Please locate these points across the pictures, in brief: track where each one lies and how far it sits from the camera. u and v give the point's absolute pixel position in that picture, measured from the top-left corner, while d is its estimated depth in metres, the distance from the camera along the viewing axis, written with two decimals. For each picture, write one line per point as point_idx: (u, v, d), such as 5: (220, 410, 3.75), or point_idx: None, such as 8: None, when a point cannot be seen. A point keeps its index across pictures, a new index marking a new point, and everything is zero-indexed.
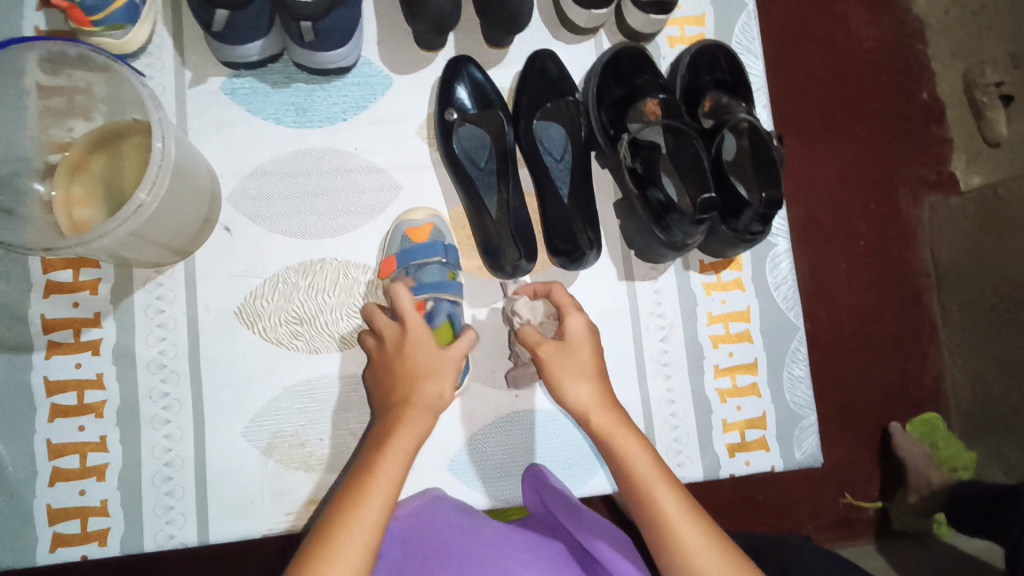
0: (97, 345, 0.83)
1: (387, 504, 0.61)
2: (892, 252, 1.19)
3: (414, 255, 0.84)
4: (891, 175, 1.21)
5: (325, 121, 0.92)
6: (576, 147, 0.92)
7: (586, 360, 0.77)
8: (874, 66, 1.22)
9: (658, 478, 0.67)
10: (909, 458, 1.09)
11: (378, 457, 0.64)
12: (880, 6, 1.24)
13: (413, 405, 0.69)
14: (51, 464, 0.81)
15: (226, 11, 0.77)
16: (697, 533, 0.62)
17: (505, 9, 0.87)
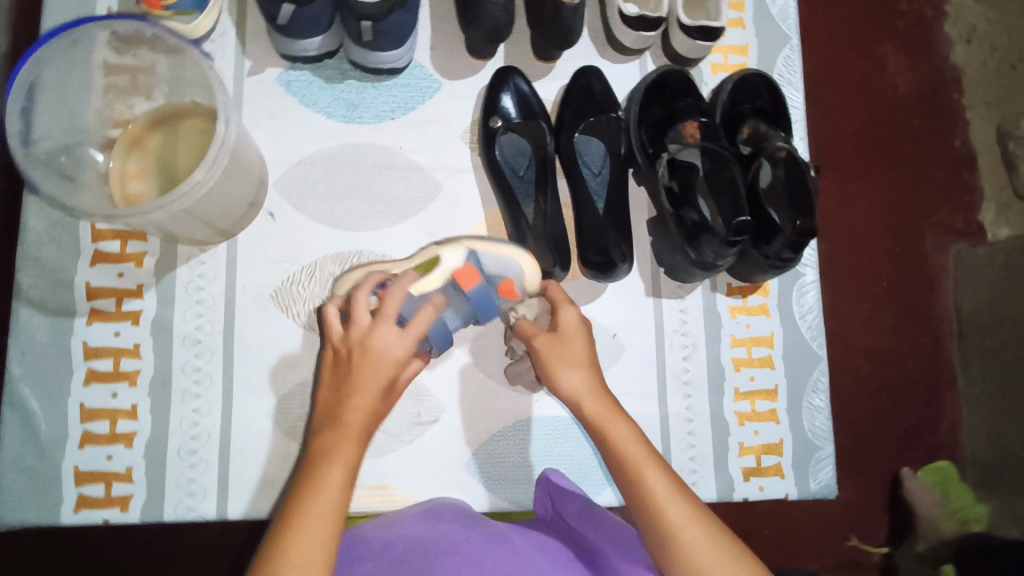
0: (137, 315, 0.86)
1: (341, 489, 0.62)
2: (915, 297, 1.19)
3: (480, 299, 0.82)
4: (920, 220, 1.22)
5: (373, 119, 0.95)
6: (615, 162, 0.94)
7: (580, 355, 0.77)
8: (908, 110, 1.24)
9: (650, 460, 0.68)
10: (920, 507, 1.09)
11: (322, 466, 0.63)
12: (921, 52, 1.25)
13: (357, 412, 0.67)
14: (81, 428, 0.83)
15: (293, 7, 0.81)
16: (687, 515, 0.63)
17: (558, 23, 0.91)
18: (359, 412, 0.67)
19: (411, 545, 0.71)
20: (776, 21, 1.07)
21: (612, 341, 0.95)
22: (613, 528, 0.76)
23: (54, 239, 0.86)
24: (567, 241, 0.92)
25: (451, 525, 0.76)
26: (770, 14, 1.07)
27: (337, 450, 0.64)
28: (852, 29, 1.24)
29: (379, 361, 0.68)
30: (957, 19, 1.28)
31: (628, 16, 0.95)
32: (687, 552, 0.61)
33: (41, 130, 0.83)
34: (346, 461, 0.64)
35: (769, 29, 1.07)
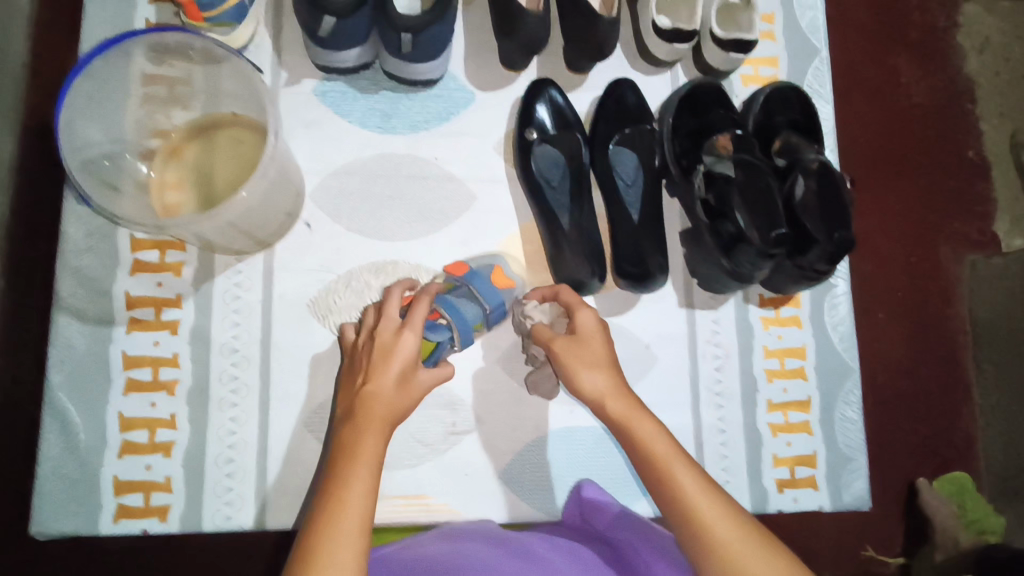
0: (176, 325, 0.86)
1: (370, 485, 0.62)
2: (930, 307, 1.19)
3: (478, 282, 0.86)
4: (935, 231, 1.22)
5: (407, 129, 0.95)
6: (648, 174, 0.95)
7: (596, 356, 0.78)
8: (923, 121, 1.25)
9: (677, 456, 0.67)
10: (936, 517, 1.08)
11: (347, 466, 0.63)
12: (934, 64, 1.26)
13: (381, 410, 0.68)
14: (120, 437, 0.83)
15: (334, 18, 0.83)
16: (721, 509, 0.63)
17: (594, 35, 0.91)
18: (382, 407, 0.68)
19: (439, 559, 0.70)
20: (806, 33, 1.08)
21: (645, 351, 0.95)
22: (643, 537, 0.76)
23: (94, 249, 0.86)
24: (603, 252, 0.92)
25: (476, 544, 0.74)
26: (800, 27, 1.08)
27: (362, 448, 0.65)
28: (871, 38, 1.24)
29: (390, 357, 0.71)
30: (970, 31, 1.29)
31: (662, 29, 0.95)
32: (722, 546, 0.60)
33: (83, 139, 0.84)
34: (371, 459, 0.64)
35: (799, 42, 1.07)
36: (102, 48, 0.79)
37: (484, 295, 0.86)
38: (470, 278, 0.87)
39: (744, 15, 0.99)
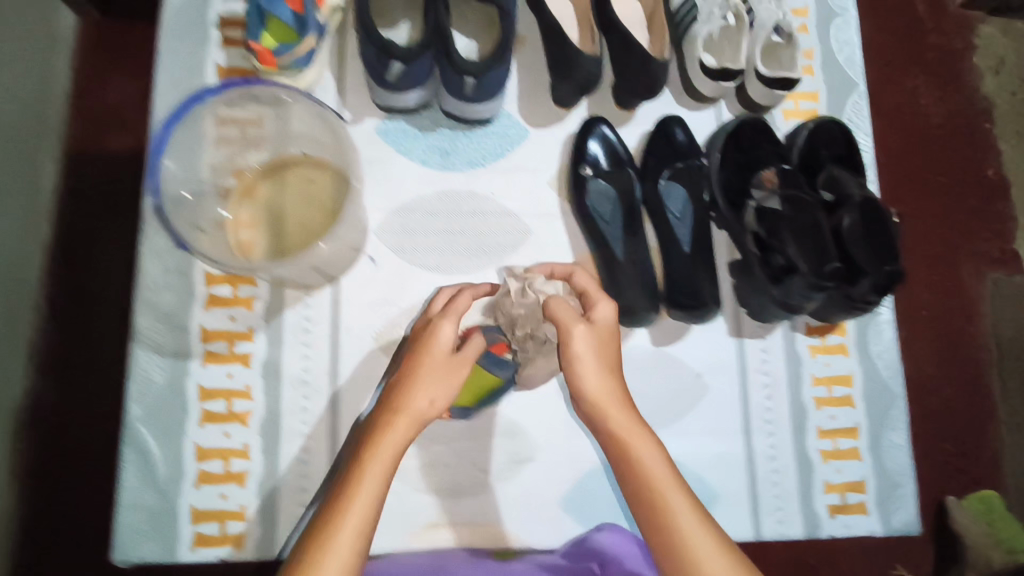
0: (248, 358, 0.90)
1: (376, 497, 0.64)
2: (953, 324, 1.23)
3: None
4: (955, 250, 1.26)
5: (466, 166, 0.99)
6: (697, 208, 0.98)
7: (601, 356, 0.74)
8: (941, 140, 1.29)
9: (672, 483, 0.67)
10: (967, 536, 1.11)
11: (360, 466, 0.65)
12: (948, 83, 1.31)
13: (411, 407, 0.69)
14: (197, 467, 0.86)
15: (401, 63, 0.87)
16: (707, 547, 0.63)
17: (647, 75, 0.95)
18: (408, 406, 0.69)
19: None
20: (844, 67, 1.11)
21: (698, 380, 0.98)
22: None
23: (173, 284, 0.90)
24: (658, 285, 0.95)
25: None
26: (838, 61, 1.11)
27: (370, 460, 0.65)
28: (886, 62, 1.30)
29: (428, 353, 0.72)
30: (986, 51, 1.34)
31: (707, 67, 0.99)
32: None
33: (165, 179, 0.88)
34: (388, 459, 0.66)
35: (838, 76, 1.11)
36: (196, 98, 0.88)
37: None
38: None
39: (786, 53, 1.02)
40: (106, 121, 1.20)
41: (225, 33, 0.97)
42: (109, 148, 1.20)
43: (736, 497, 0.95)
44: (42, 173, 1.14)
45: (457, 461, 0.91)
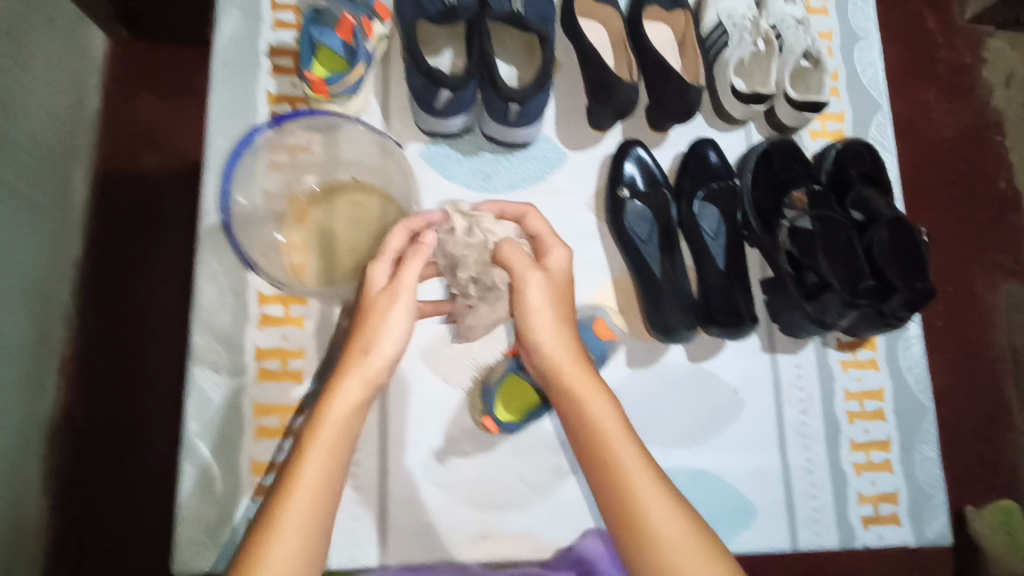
0: (301, 375, 0.93)
1: (334, 454, 0.66)
2: (971, 334, 1.38)
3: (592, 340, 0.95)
4: (969, 262, 1.43)
5: (507, 188, 1.02)
6: (731, 229, 1.02)
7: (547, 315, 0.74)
8: (954, 151, 1.48)
9: (621, 438, 0.69)
10: (986, 542, 1.20)
11: (315, 424, 0.67)
12: (961, 98, 1.51)
13: (364, 360, 0.70)
14: (254, 481, 0.89)
15: (449, 91, 0.90)
16: (652, 500, 0.65)
17: (682, 100, 0.99)
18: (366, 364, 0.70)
19: None
20: (869, 89, 1.15)
21: (735, 396, 1.01)
22: None
23: (230, 304, 0.94)
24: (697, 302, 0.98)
25: None
26: (863, 83, 1.15)
27: (325, 425, 0.67)
28: (899, 86, 1.50)
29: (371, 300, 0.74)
30: (995, 66, 1.54)
31: (739, 91, 1.02)
32: (648, 537, 0.63)
33: (232, 204, 0.92)
34: (344, 415, 0.68)
35: (863, 97, 1.14)
36: (254, 135, 0.93)
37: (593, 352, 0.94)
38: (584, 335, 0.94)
39: (815, 76, 1.06)
40: (137, 143, 1.40)
41: (275, 62, 1.01)
42: (140, 165, 1.39)
43: (773, 509, 0.98)
44: (75, 185, 1.32)
45: (502, 475, 0.94)
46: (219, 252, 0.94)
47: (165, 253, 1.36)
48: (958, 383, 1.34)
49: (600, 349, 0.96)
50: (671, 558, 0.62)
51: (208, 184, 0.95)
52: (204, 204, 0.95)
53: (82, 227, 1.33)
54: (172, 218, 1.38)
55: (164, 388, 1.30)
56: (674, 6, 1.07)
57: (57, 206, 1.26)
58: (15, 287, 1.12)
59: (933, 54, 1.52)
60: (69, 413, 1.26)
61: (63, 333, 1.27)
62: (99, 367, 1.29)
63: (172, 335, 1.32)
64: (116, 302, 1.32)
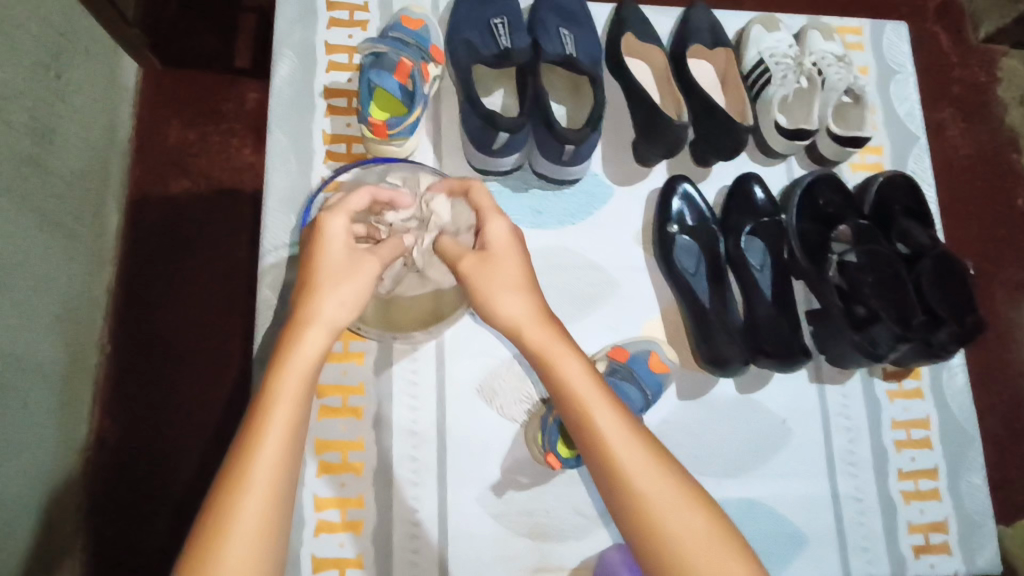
0: (360, 411, 0.94)
1: (297, 407, 0.62)
2: (993, 351, 1.41)
3: (646, 374, 0.95)
4: (991, 278, 1.45)
5: (556, 224, 1.04)
6: (778, 262, 1.03)
7: (501, 270, 0.73)
8: (970, 169, 1.51)
9: (577, 373, 0.67)
10: None
11: (275, 376, 0.63)
12: (975, 117, 1.55)
13: (321, 315, 0.67)
14: (316, 517, 0.90)
15: (506, 134, 0.94)
16: (619, 432, 0.64)
17: (732, 140, 1.01)
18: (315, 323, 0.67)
19: None
20: (906, 123, 1.17)
21: (783, 426, 1.02)
22: None
23: None
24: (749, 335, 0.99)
25: None
26: (899, 116, 1.17)
27: (290, 385, 0.63)
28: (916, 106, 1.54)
29: (329, 253, 0.70)
30: (1008, 84, 1.59)
31: (781, 126, 1.04)
32: (615, 466, 0.62)
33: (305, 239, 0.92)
34: (304, 370, 0.64)
35: (900, 129, 1.16)
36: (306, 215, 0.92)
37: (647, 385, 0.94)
38: (637, 369, 0.94)
39: (856, 112, 1.08)
40: (167, 169, 1.42)
41: (330, 102, 1.03)
42: (169, 191, 1.41)
43: (823, 538, 0.99)
44: (109, 214, 1.34)
45: (558, 507, 0.95)
46: (279, 289, 0.96)
47: (193, 275, 1.37)
48: (986, 401, 1.37)
49: (653, 382, 0.95)
50: (639, 487, 0.62)
51: (269, 223, 0.98)
52: (265, 242, 0.97)
53: (114, 255, 1.35)
54: (198, 241, 1.39)
55: (192, 411, 1.30)
56: (715, 44, 1.10)
57: (92, 235, 1.28)
58: (53, 311, 1.14)
59: (948, 74, 1.58)
60: (101, 436, 1.27)
61: (97, 358, 1.29)
62: (130, 391, 1.30)
63: (200, 357, 1.32)
64: (146, 324, 1.33)
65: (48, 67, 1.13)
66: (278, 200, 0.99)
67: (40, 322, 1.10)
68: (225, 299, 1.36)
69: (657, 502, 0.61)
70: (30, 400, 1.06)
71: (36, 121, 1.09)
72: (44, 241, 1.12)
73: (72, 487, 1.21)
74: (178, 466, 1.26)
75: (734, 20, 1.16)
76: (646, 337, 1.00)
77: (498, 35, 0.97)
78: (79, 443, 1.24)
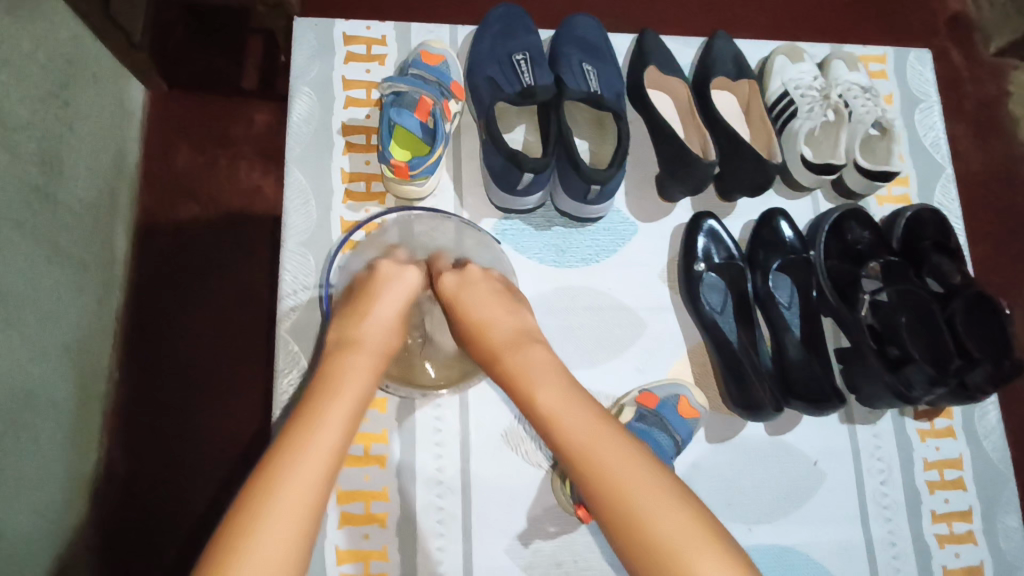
0: (384, 459, 0.92)
1: (343, 403, 0.68)
2: None
3: (677, 421, 0.93)
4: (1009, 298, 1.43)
5: (580, 262, 1.02)
6: (806, 301, 1.01)
7: (486, 293, 0.83)
8: (983, 186, 1.48)
9: (553, 385, 0.71)
10: None
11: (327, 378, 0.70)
12: (987, 131, 1.53)
13: (370, 331, 0.77)
14: (340, 570, 0.88)
15: (533, 174, 0.90)
16: (599, 433, 0.66)
17: (759, 175, 0.98)
18: (370, 342, 0.76)
19: None
20: (931, 152, 1.15)
21: (814, 468, 1.00)
22: None
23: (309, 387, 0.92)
24: (781, 379, 0.97)
25: None
26: (924, 146, 1.15)
27: (320, 416, 0.66)
28: None
29: (387, 282, 0.83)
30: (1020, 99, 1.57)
31: (808, 160, 1.02)
32: (598, 464, 0.64)
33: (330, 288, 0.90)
34: (354, 375, 0.71)
35: (925, 159, 1.14)
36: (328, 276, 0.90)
37: (679, 432, 0.93)
38: (667, 415, 0.93)
39: (883, 145, 1.06)
40: (177, 195, 1.37)
41: (348, 139, 1.01)
42: (177, 218, 1.36)
43: None
44: (118, 238, 1.29)
45: (587, 555, 0.93)
46: (300, 333, 0.94)
47: (204, 302, 1.32)
48: None
49: (683, 427, 0.94)
50: (625, 482, 0.62)
51: (287, 266, 0.96)
52: (284, 286, 0.95)
53: (123, 280, 1.30)
54: (209, 265, 1.34)
55: (204, 444, 1.24)
56: (739, 76, 1.08)
57: (102, 263, 1.24)
58: (66, 342, 1.11)
59: (960, 89, 1.56)
60: (110, 466, 1.22)
61: (106, 386, 1.24)
62: (139, 421, 1.25)
63: (213, 387, 1.27)
64: (155, 353, 1.28)
65: (59, 95, 1.11)
66: (297, 242, 0.97)
67: (53, 355, 1.07)
68: (234, 322, 1.31)
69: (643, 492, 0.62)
70: (43, 435, 1.03)
71: (46, 151, 1.07)
72: (55, 270, 1.09)
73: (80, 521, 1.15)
74: (192, 500, 1.21)
75: (756, 51, 1.15)
76: (672, 379, 0.99)
77: (521, 72, 0.96)
78: (89, 474, 1.18)
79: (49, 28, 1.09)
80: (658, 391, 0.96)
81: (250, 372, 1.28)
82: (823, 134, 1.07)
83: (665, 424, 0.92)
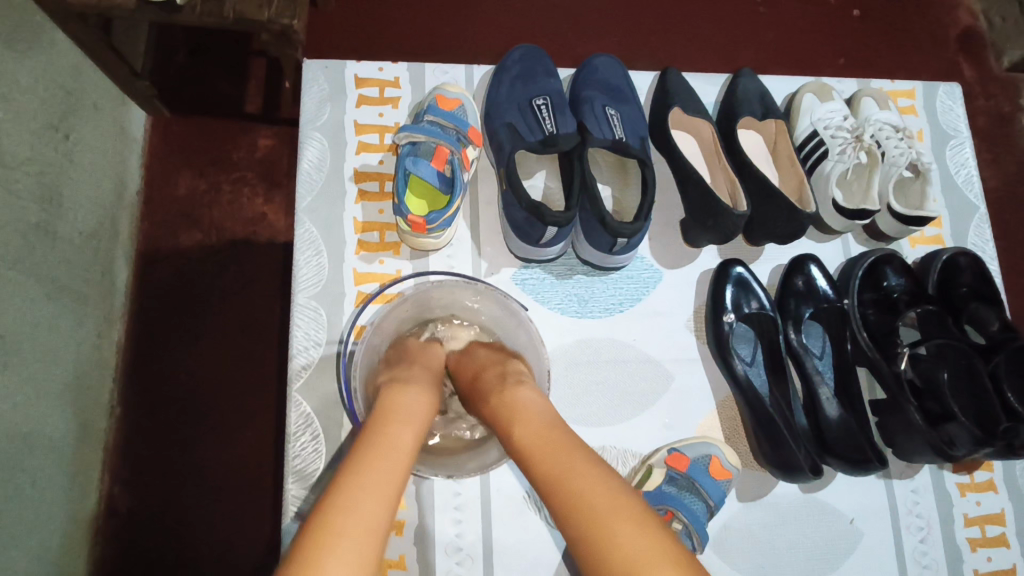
0: (401, 525, 0.88)
1: (408, 440, 0.64)
2: None
3: (709, 485, 0.89)
4: None
5: (603, 312, 0.98)
6: (839, 352, 0.97)
7: (486, 356, 0.81)
8: (999, 205, 1.42)
9: (531, 420, 0.66)
10: None
11: (383, 413, 0.67)
12: (1002, 148, 1.47)
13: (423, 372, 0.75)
14: None
15: (556, 229, 0.87)
16: (572, 464, 0.60)
17: (791, 223, 0.94)
18: (418, 380, 0.73)
19: None
20: (964, 190, 1.11)
21: (851, 527, 0.95)
22: None
23: (324, 450, 0.88)
24: (820, 442, 0.92)
25: None
26: (957, 184, 1.11)
27: (374, 453, 0.60)
28: None
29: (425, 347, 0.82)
30: None
31: (841, 206, 0.97)
32: (577, 492, 0.57)
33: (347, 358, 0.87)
34: (419, 418, 0.67)
35: (957, 198, 1.10)
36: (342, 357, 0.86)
37: (711, 497, 0.89)
38: (699, 479, 0.89)
39: (916, 188, 1.02)
40: (179, 222, 1.32)
41: (361, 186, 0.97)
42: (179, 246, 1.31)
43: None
44: (119, 270, 1.24)
45: None
46: (312, 393, 0.90)
47: (208, 332, 1.26)
48: None
49: (715, 488, 0.90)
50: (601, 514, 0.55)
51: (298, 320, 0.91)
52: (295, 343, 0.91)
53: (123, 312, 1.25)
54: (212, 298, 1.28)
55: (209, 484, 1.18)
56: (765, 115, 1.04)
57: (105, 298, 1.19)
58: (67, 381, 1.06)
59: (973, 104, 1.50)
60: (111, 504, 1.16)
61: (107, 425, 1.18)
62: (140, 460, 1.19)
63: (217, 423, 1.21)
64: (157, 386, 1.23)
65: (58, 129, 1.06)
66: (308, 295, 0.93)
67: (53, 398, 1.02)
68: (235, 358, 1.25)
69: (618, 525, 0.54)
70: (42, 484, 0.98)
71: (44, 186, 1.02)
72: (54, 309, 1.03)
73: (76, 565, 1.09)
74: (197, 543, 1.15)
75: (781, 86, 1.11)
76: (702, 435, 0.94)
77: (542, 119, 0.94)
78: (89, 514, 1.13)
79: (48, 60, 1.04)
80: (687, 450, 0.92)
81: (250, 410, 1.22)
82: (855, 176, 1.02)
83: (696, 490, 0.89)
